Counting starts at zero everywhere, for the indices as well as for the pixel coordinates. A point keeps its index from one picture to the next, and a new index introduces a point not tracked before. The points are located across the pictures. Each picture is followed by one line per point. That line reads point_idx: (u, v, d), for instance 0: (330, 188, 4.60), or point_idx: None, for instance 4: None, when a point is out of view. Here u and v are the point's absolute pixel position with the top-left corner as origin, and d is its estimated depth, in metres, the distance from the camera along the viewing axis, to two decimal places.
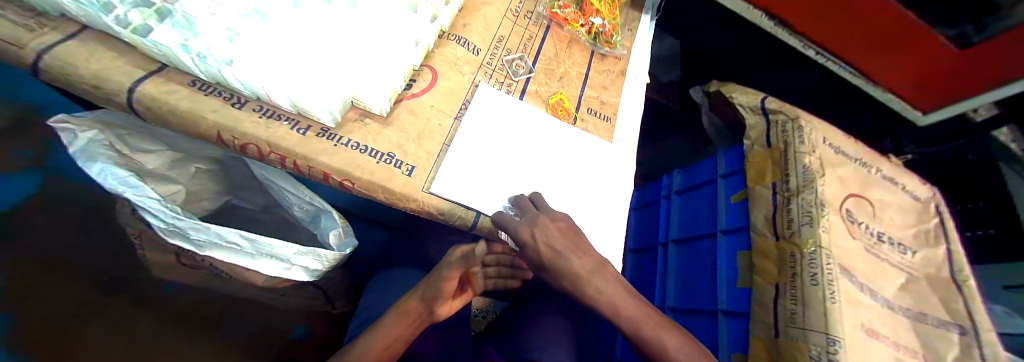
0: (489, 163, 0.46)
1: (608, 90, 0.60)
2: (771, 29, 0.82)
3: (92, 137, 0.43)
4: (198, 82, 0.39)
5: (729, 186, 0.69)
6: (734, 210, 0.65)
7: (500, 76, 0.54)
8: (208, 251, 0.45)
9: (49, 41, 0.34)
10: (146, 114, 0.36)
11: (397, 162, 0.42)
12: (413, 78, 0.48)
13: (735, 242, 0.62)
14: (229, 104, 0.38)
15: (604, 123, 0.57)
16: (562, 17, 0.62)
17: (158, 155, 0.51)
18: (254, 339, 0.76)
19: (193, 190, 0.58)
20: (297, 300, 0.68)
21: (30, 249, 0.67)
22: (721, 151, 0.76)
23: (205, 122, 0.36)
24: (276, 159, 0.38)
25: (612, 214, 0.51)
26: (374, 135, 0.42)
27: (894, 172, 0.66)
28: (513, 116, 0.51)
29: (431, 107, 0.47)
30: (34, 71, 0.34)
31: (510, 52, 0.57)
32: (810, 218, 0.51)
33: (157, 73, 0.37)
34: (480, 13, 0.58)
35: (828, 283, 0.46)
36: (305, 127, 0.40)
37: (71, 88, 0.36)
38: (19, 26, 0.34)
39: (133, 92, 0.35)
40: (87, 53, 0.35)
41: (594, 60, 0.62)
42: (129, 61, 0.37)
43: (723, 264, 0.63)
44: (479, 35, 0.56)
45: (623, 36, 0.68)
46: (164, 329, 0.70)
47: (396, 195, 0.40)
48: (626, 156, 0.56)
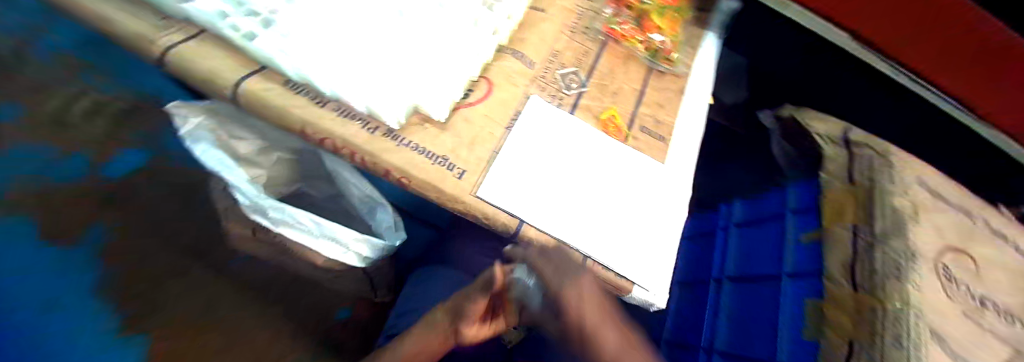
0: (538, 173, 0.47)
1: (664, 108, 0.58)
2: (854, 50, 0.80)
3: (199, 122, 0.51)
4: (290, 82, 0.44)
5: (800, 225, 0.63)
6: (805, 251, 0.59)
7: (553, 90, 0.55)
8: (280, 228, 0.50)
9: (171, 41, 0.41)
10: (246, 107, 0.42)
11: (449, 165, 0.44)
12: (470, 88, 0.51)
13: (801, 286, 0.56)
14: (312, 103, 0.43)
15: (657, 142, 0.55)
16: (619, 33, 0.63)
17: (249, 142, 0.58)
18: (306, 312, 0.83)
19: (274, 175, 0.66)
20: (349, 283, 0.72)
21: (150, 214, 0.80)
22: (792, 184, 0.70)
23: (292, 116, 0.41)
24: (345, 153, 0.42)
25: (661, 239, 0.48)
26: (432, 139, 0.45)
27: (1003, 225, 0.57)
28: (564, 131, 0.51)
29: (484, 115, 0.49)
30: (164, 64, 0.41)
31: (564, 67, 0.58)
32: (897, 271, 0.43)
33: (259, 72, 0.43)
34: (538, 29, 0.60)
35: (920, 346, 0.38)
36: (374, 127, 0.43)
37: (193, 81, 0.43)
38: (155, 28, 0.42)
39: (238, 87, 0.41)
40: (203, 52, 0.42)
41: (651, 77, 0.61)
42: (239, 61, 0.43)
43: (787, 309, 0.57)
44: (535, 49, 0.58)
45: (684, 53, 0.66)
46: (228, 300, 0.79)
47: (446, 196, 0.42)
48: (678, 179, 0.53)
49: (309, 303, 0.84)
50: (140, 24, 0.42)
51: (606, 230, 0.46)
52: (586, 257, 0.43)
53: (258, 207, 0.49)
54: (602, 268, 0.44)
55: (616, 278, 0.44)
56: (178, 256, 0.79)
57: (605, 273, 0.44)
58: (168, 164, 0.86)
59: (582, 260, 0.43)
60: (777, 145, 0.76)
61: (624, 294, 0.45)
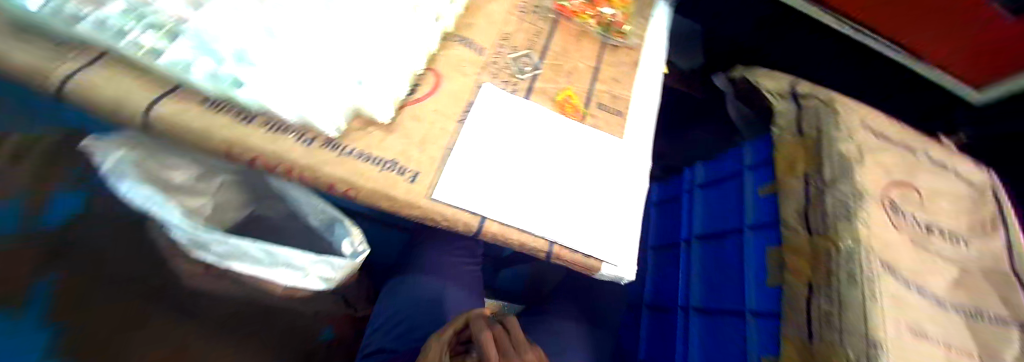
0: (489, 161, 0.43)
1: (620, 83, 0.57)
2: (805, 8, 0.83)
3: (121, 155, 0.45)
4: (209, 100, 0.39)
5: (756, 179, 0.65)
6: (764, 204, 0.61)
7: (506, 75, 0.52)
8: (229, 262, 0.46)
9: (70, 69, 0.34)
10: (162, 134, 0.38)
11: (399, 169, 0.41)
12: (415, 83, 0.47)
13: (764, 238, 0.58)
14: (237, 121, 0.38)
15: (616, 117, 0.54)
16: (569, 9, 0.61)
17: (185, 170, 0.54)
18: (283, 338, 0.60)
19: (217, 200, 0.60)
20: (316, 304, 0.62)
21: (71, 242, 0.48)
22: (747, 142, 0.71)
23: (215, 137, 0.37)
24: (283, 171, 0.39)
25: (627, 213, 0.49)
26: (378, 143, 0.42)
27: (944, 157, 0.59)
28: (521, 116, 0.50)
29: (434, 111, 0.47)
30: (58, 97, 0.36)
31: (516, 50, 0.55)
32: (846, 211, 0.47)
33: (171, 93, 0.38)
34: (485, 12, 0.56)
35: (868, 278, 0.43)
36: (310, 138, 0.40)
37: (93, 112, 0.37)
38: (46, 54, 0.34)
39: (151, 112, 0.35)
40: (109, 78, 0.36)
41: (605, 52, 0.59)
42: (143, 81, 0.38)
43: (752, 261, 0.59)
44: (484, 34, 0.55)
45: (636, 23, 0.64)
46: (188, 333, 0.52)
47: (400, 203, 0.40)
48: (640, 152, 0.53)
49: (283, 327, 0.61)
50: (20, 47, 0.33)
51: (569, 212, 0.46)
52: (552, 242, 0.43)
53: (200, 243, 0.44)
54: (569, 251, 0.44)
55: (584, 259, 0.44)
56: (117, 292, 0.48)
57: (575, 256, 0.44)
58: (94, 199, 0.53)
59: (548, 247, 0.43)
60: (734, 106, 0.75)
61: (594, 272, 0.45)
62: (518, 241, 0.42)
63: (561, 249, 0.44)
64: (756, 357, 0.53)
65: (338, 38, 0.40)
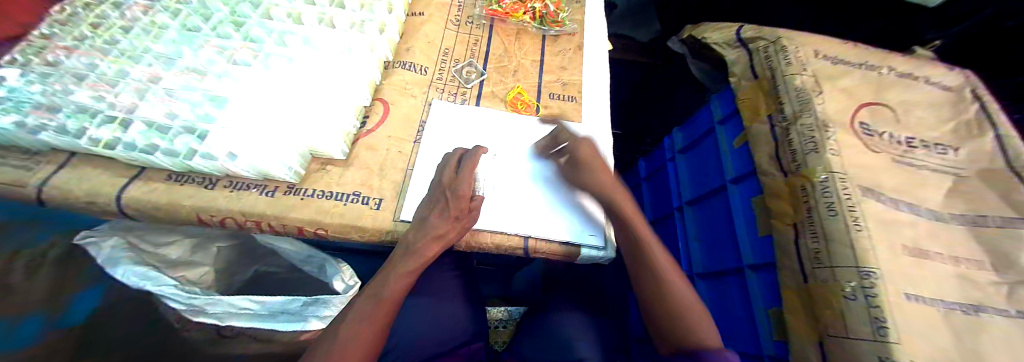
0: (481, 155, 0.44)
1: (567, 69, 0.58)
2: None
3: (111, 243, 0.48)
4: (175, 175, 0.42)
5: (729, 131, 0.64)
6: (739, 156, 0.60)
7: (453, 88, 0.54)
8: (230, 321, 0.47)
9: (43, 175, 0.40)
10: (138, 215, 0.41)
11: (363, 199, 0.43)
12: (365, 116, 0.50)
13: (748, 189, 0.57)
14: (204, 187, 0.41)
15: (569, 103, 0.55)
16: (502, 11, 0.62)
17: (179, 245, 0.55)
18: None
19: (223, 267, 0.60)
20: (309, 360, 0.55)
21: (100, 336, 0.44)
22: (713, 96, 0.71)
23: (183, 209, 0.40)
24: (252, 226, 0.41)
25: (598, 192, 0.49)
26: (337, 180, 0.44)
27: (908, 67, 0.58)
28: (475, 121, 0.51)
29: (387, 137, 0.48)
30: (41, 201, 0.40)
31: (458, 61, 0.57)
32: (814, 144, 0.47)
33: (138, 176, 0.41)
34: (422, 33, 0.58)
35: (849, 208, 0.42)
36: (272, 189, 0.42)
37: (75, 208, 0.41)
38: (23, 169, 0.40)
39: (120, 198, 0.39)
40: (78, 175, 0.41)
41: (546, 44, 0.61)
42: (115, 172, 0.42)
43: (739, 214, 0.58)
44: (425, 55, 0.56)
45: (572, 9, 0.65)
46: None
47: (368, 232, 0.41)
48: (603, 131, 0.53)
49: None
50: (0, 169, 0.40)
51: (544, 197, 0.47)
52: (526, 237, 0.44)
53: (197, 307, 0.46)
54: (544, 243, 0.44)
55: (562, 248, 0.44)
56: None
57: (552, 246, 0.44)
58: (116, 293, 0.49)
59: (523, 243, 0.43)
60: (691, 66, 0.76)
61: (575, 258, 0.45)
62: (490, 243, 0.44)
63: (536, 242, 0.44)
64: (763, 310, 0.51)
65: (272, 84, 0.43)
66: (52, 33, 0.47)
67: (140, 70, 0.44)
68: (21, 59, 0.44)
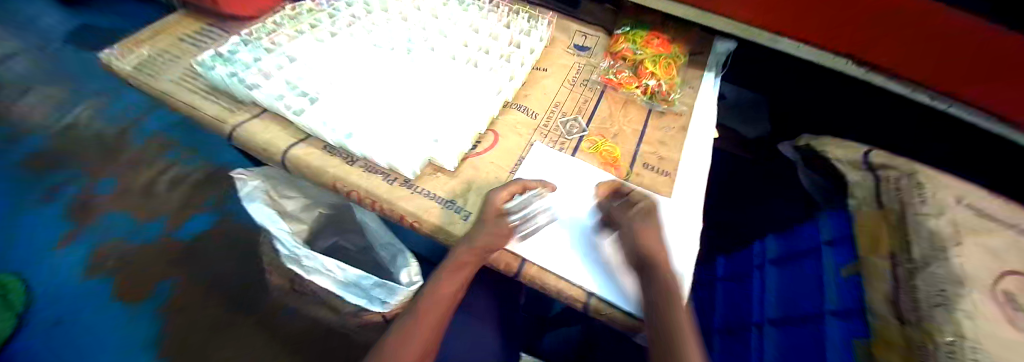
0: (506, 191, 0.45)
1: (668, 146, 0.60)
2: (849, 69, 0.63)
3: (254, 185, 0.60)
4: (328, 146, 0.51)
5: (837, 256, 0.59)
6: (846, 286, 0.54)
7: (555, 136, 0.59)
8: (313, 276, 0.58)
9: (239, 119, 0.53)
10: (291, 168, 0.50)
11: (457, 208, 0.48)
12: (478, 140, 0.57)
13: (848, 326, 0.50)
14: (345, 163, 0.50)
15: (661, 177, 0.56)
16: (616, 81, 0.67)
17: (297, 200, 0.66)
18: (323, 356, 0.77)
19: (315, 228, 0.71)
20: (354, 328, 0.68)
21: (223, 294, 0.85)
22: (824, 213, 0.67)
23: (325, 174, 0.49)
24: (368, 203, 0.49)
25: (678, 272, 0.46)
26: (442, 186, 0.50)
27: None
28: (569, 171, 0.55)
29: (491, 163, 0.54)
30: (227, 137, 0.53)
31: (566, 115, 0.63)
32: (941, 297, 0.39)
33: (304, 140, 0.52)
34: (541, 85, 0.66)
35: None
36: (393, 179, 0.49)
37: (249, 149, 0.53)
38: (226, 110, 0.54)
39: (287, 153, 0.50)
40: (262, 126, 0.52)
41: (651, 118, 0.64)
42: (290, 131, 0.52)
43: (833, 351, 0.51)
44: (539, 102, 0.64)
45: (684, 93, 0.69)
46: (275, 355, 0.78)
47: (454, 237, 0.46)
48: (693, 211, 0.53)
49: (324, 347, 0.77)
50: (212, 106, 0.54)
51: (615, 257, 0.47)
52: (591, 293, 0.43)
53: (296, 257, 0.57)
54: (607, 305, 0.43)
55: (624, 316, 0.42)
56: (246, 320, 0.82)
57: (614, 311, 0.43)
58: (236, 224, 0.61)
59: (587, 297, 0.43)
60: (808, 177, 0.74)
61: (635, 333, 0.43)
62: (555, 288, 0.44)
63: (598, 301, 0.43)
64: None
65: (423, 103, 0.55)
66: (281, 22, 0.64)
67: (332, 67, 0.58)
68: (257, 36, 0.61)
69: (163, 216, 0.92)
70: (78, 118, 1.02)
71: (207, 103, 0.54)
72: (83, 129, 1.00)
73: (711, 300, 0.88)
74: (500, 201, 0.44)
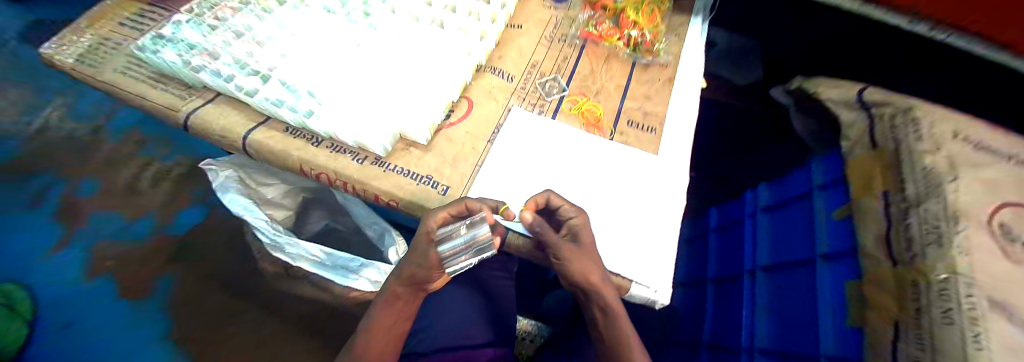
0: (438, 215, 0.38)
1: (652, 100, 0.57)
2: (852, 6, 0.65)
3: (225, 174, 0.58)
4: (290, 128, 0.48)
5: (828, 200, 0.57)
6: (837, 229, 0.53)
7: (533, 99, 0.56)
8: (299, 263, 0.56)
9: (192, 106, 0.49)
10: (256, 154, 0.48)
11: (433, 183, 0.46)
12: (451, 109, 0.53)
13: (839, 270, 0.50)
14: (310, 144, 0.47)
15: (647, 134, 0.54)
16: (596, 34, 0.63)
17: (276, 188, 0.63)
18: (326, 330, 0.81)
19: (298, 214, 0.69)
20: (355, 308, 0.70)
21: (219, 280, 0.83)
22: (816, 158, 0.65)
23: (290, 157, 0.46)
24: (341, 184, 0.47)
25: (664, 230, 0.45)
26: (416, 161, 0.48)
27: None
28: (550, 134, 0.52)
29: (466, 132, 0.51)
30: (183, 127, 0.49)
31: (543, 75, 0.59)
32: (935, 236, 0.37)
33: (264, 123, 0.48)
34: (515, 44, 0.61)
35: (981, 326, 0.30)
36: (363, 157, 0.47)
37: (208, 138, 0.49)
38: (177, 98, 0.50)
39: (247, 139, 0.46)
40: (216, 112, 0.48)
41: (635, 71, 0.60)
42: (248, 115, 0.49)
43: (826, 296, 0.50)
44: (514, 63, 0.59)
45: (669, 42, 0.65)
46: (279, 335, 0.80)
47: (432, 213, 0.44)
48: (681, 166, 0.51)
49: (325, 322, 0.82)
50: (164, 94, 0.50)
51: (602, 219, 0.45)
52: None
53: (279, 245, 0.55)
54: None
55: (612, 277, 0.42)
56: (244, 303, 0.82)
57: None
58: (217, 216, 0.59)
59: None
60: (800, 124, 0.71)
61: (624, 293, 0.43)
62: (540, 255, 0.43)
63: None
64: None
65: (387, 71, 0.50)
66: None
67: (284, 38, 0.52)
68: (199, 11, 0.55)
69: (150, 212, 0.83)
70: None
71: (157, 91, 0.50)
72: None
73: (703, 252, 0.86)
74: (436, 225, 0.38)
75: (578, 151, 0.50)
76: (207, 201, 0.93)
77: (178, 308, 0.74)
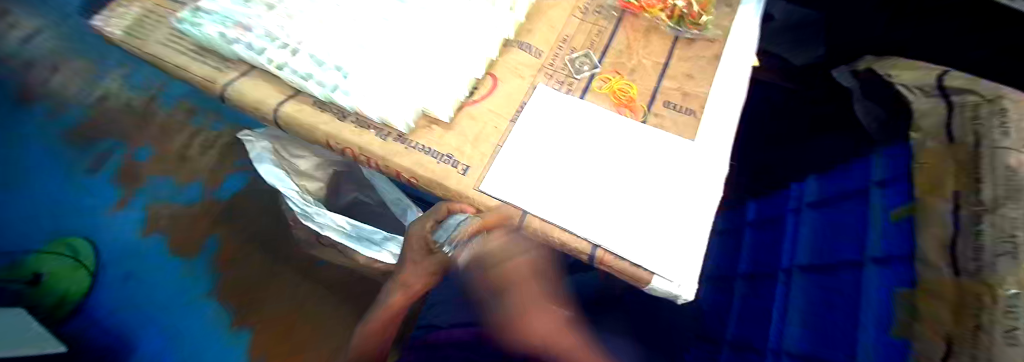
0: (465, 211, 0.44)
1: (694, 80, 0.52)
2: None
3: (261, 145, 0.60)
4: (318, 103, 0.48)
5: (888, 198, 0.51)
6: (894, 230, 0.47)
7: (561, 76, 0.53)
8: (329, 233, 0.59)
9: (229, 78, 0.50)
10: (286, 126, 0.49)
11: (454, 162, 0.45)
12: (475, 86, 0.51)
13: (894, 274, 0.44)
14: (337, 118, 0.47)
15: (686, 117, 0.50)
16: (637, 5, 0.58)
17: (308, 159, 0.66)
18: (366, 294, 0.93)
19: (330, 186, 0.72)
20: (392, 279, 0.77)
21: (262, 243, 0.94)
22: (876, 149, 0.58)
23: (318, 131, 0.47)
24: (364, 160, 0.47)
25: (695, 224, 0.42)
26: (438, 139, 0.47)
27: None
28: (574, 115, 0.49)
29: (489, 111, 0.50)
30: (220, 97, 0.51)
31: (574, 51, 0.55)
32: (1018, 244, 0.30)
33: (294, 97, 0.49)
34: (546, 17, 0.58)
35: None
36: (386, 134, 0.47)
37: (244, 110, 0.51)
38: (214, 69, 0.51)
39: (277, 111, 0.47)
40: (252, 84, 0.50)
41: (678, 46, 0.55)
42: (280, 88, 0.50)
43: (873, 304, 0.46)
44: (543, 38, 0.56)
45: (719, 14, 0.59)
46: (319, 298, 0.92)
47: (451, 192, 0.44)
48: (718, 155, 0.47)
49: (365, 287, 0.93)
50: (202, 65, 0.51)
51: (628, 208, 0.43)
52: (597, 246, 0.40)
53: (307, 214, 0.57)
54: (615, 258, 0.40)
55: (635, 269, 0.40)
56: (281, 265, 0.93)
57: (621, 263, 0.40)
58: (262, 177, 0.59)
59: (591, 249, 0.40)
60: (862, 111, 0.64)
61: (644, 285, 0.41)
62: (559, 240, 0.41)
63: (606, 254, 0.40)
64: None
65: (414, 45, 0.49)
66: None
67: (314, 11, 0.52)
68: None
69: (199, 178, 0.97)
70: (110, 89, 1.01)
71: (196, 63, 0.51)
72: (116, 97, 1.01)
73: (736, 247, 0.82)
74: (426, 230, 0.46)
75: (606, 133, 0.48)
76: (251, 170, 1.00)
77: (223, 263, 0.91)
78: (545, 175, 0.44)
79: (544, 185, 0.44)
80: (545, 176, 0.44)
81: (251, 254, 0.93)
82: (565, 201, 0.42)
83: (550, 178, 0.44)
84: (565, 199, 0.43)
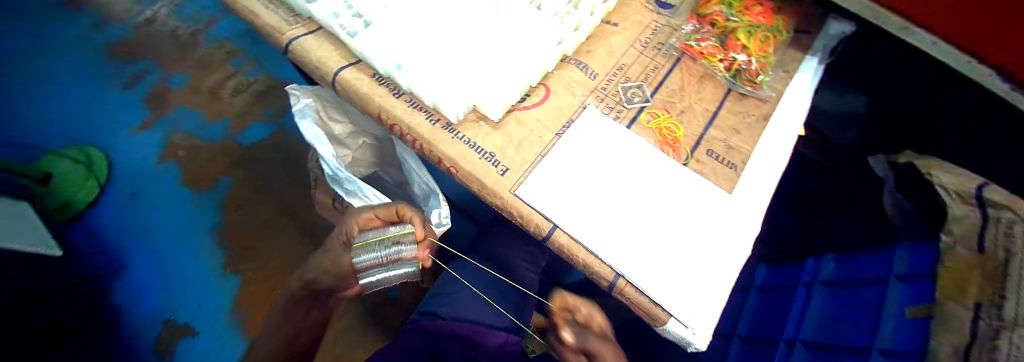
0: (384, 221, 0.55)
1: (739, 134, 0.53)
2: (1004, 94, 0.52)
3: (305, 102, 0.62)
4: (377, 75, 0.50)
5: (906, 295, 0.51)
6: (909, 327, 0.47)
7: (612, 102, 0.54)
8: (352, 200, 0.60)
9: (297, 33, 0.52)
10: (341, 90, 0.50)
11: (494, 162, 0.47)
12: (527, 93, 0.53)
13: None
14: (391, 94, 0.49)
15: (726, 169, 0.50)
16: (697, 49, 0.59)
17: (344, 125, 0.67)
18: None
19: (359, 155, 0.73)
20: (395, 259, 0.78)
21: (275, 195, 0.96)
22: (903, 243, 0.58)
23: (371, 102, 0.48)
24: (410, 140, 0.49)
25: (718, 275, 0.43)
26: (484, 135, 0.48)
27: None
28: (618, 143, 0.50)
29: (536, 120, 0.51)
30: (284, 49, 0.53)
31: (628, 80, 0.57)
32: None
33: (355, 64, 0.51)
34: (607, 41, 0.59)
35: None
36: (435, 119, 0.48)
37: (303, 66, 0.53)
38: (284, 22, 0.53)
39: (337, 76, 0.49)
40: (318, 43, 0.52)
41: (730, 99, 0.56)
42: (343, 53, 0.51)
43: None
44: (601, 62, 0.57)
45: (774, 76, 0.60)
46: None
47: (487, 190, 0.45)
48: (750, 212, 0.48)
49: None
50: (273, 16, 0.53)
51: (655, 243, 0.43)
52: (619, 275, 0.41)
53: (337, 179, 0.59)
54: (635, 290, 0.41)
55: (652, 306, 0.41)
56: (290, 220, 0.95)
57: (640, 299, 0.41)
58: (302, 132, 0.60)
59: (612, 277, 0.41)
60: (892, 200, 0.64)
61: (659, 324, 0.42)
62: (583, 261, 0.43)
63: (625, 284, 0.41)
64: None
65: None
66: None
67: None
68: None
69: (225, 120, 0.99)
70: (157, 14, 1.08)
71: (268, 12, 0.54)
72: (161, 24, 1.07)
73: (740, 308, 0.82)
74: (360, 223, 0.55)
75: (645, 167, 0.49)
76: (279, 122, 1.02)
77: (234, 205, 0.93)
78: (581, 194, 0.45)
79: (578, 203, 0.45)
80: (581, 195, 0.45)
81: (264, 203, 0.95)
82: (596, 224, 0.43)
83: (585, 198, 0.45)
84: (596, 221, 0.44)
